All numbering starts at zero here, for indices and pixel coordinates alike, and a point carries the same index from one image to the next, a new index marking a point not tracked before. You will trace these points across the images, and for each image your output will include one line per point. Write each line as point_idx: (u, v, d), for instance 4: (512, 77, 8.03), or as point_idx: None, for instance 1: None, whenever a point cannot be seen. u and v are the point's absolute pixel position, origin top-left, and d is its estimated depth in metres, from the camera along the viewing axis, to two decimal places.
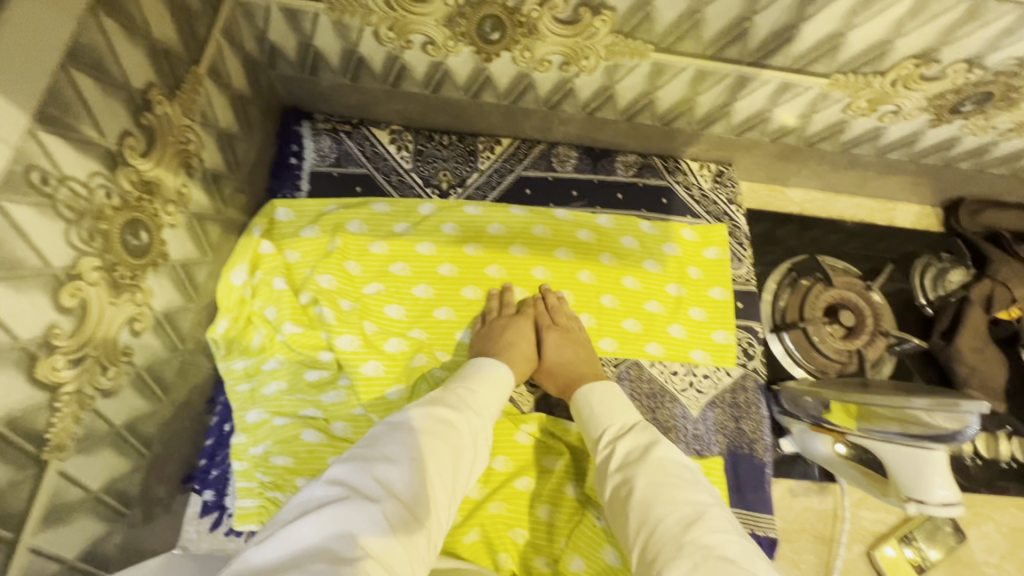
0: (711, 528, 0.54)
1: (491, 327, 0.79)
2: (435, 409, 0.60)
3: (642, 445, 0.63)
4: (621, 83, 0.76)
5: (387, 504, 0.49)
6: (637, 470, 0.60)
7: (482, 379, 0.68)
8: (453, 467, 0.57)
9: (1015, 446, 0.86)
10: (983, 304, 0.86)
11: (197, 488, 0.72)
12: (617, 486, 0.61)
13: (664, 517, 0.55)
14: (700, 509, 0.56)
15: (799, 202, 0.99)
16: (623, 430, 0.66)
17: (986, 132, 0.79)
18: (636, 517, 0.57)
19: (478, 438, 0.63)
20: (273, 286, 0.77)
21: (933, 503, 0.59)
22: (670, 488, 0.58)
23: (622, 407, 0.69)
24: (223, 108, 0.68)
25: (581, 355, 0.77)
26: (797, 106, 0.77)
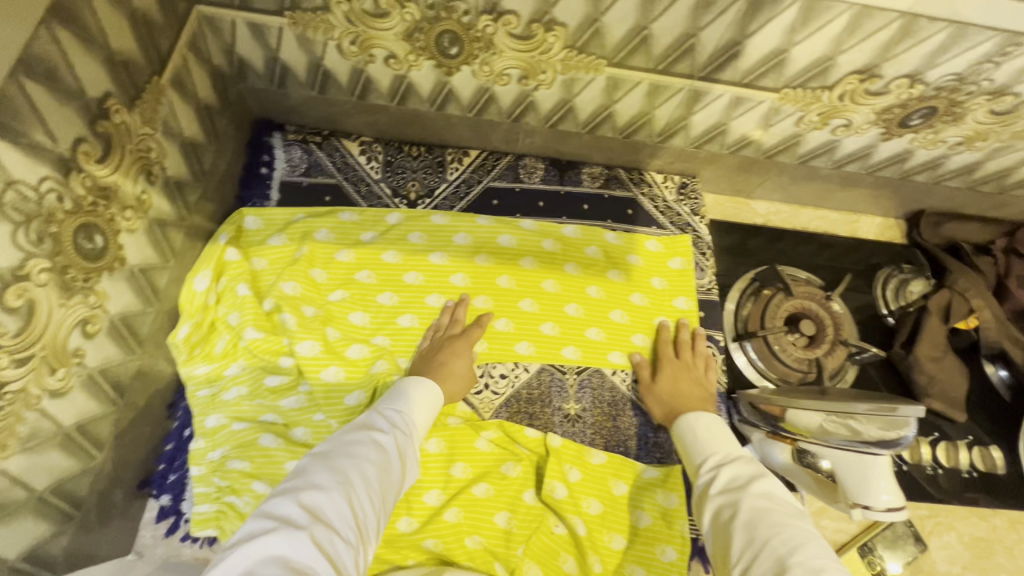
0: (816, 554, 0.48)
1: (432, 345, 0.79)
2: (363, 433, 0.59)
3: (747, 474, 0.59)
4: (579, 97, 0.78)
5: (317, 529, 0.47)
6: (745, 495, 0.55)
7: (413, 398, 0.68)
8: (385, 486, 0.55)
9: (975, 455, 0.86)
10: (942, 315, 0.87)
11: (154, 492, 0.71)
12: (718, 510, 0.56)
13: (769, 539, 0.50)
14: (807, 535, 0.50)
15: (764, 213, 1.01)
16: (731, 458, 0.62)
17: (937, 146, 0.81)
18: (741, 540, 0.52)
19: (411, 455, 0.61)
20: (237, 291, 0.77)
21: (881, 508, 0.60)
22: (773, 512, 0.53)
23: (728, 438, 0.65)
24: (187, 118, 0.70)
25: (698, 390, 0.78)
26: (752, 119, 0.80)
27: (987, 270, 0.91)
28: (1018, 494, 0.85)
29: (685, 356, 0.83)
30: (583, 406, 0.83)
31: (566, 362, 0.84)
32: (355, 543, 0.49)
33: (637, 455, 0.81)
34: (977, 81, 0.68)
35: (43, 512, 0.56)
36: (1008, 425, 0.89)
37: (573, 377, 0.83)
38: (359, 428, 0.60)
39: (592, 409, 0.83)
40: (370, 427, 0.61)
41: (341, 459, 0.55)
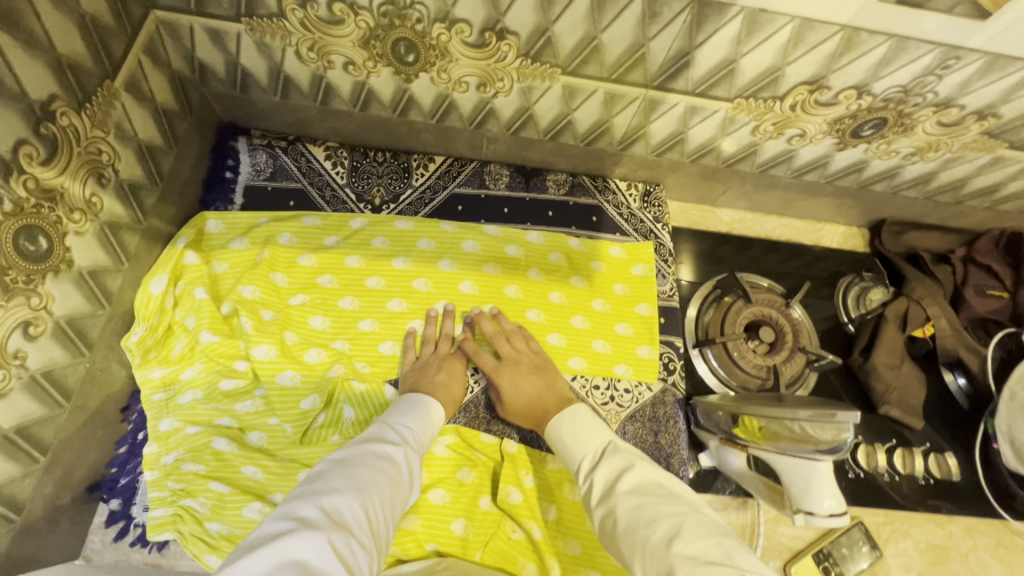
0: (690, 531, 0.52)
1: (425, 361, 0.80)
2: (374, 445, 0.60)
3: (617, 470, 0.61)
4: (538, 105, 0.79)
5: (339, 534, 0.47)
6: (617, 496, 0.58)
7: (418, 413, 0.69)
8: (391, 500, 0.56)
9: (931, 462, 0.87)
10: (899, 323, 0.89)
11: (104, 497, 0.71)
12: (605, 519, 0.59)
13: (645, 538, 0.53)
14: (678, 516, 0.54)
15: (729, 221, 1.02)
16: (600, 456, 0.64)
17: (891, 156, 0.83)
18: (626, 545, 0.54)
19: (414, 476, 0.62)
20: (194, 295, 0.77)
21: (822, 513, 0.59)
22: (645, 505, 0.56)
23: (588, 433, 0.67)
24: (143, 122, 0.70)
25: (539, 382, 0.77)
26: (708, 128, 0.81)
27: (944, 280, 0.92)
28: (972, 500, 0.86)
29: (508, 351, 0.81)
30: None
31: None
32: (369, 554, 0.49)
33: None
34: (922, 94, 0.69)
35: None
36: (964, 432, 0.90)
37: None
38: (371, 442, 0.61)
39: None
40: (381, 441, 0.61)
41: (358, 470, 0.55)
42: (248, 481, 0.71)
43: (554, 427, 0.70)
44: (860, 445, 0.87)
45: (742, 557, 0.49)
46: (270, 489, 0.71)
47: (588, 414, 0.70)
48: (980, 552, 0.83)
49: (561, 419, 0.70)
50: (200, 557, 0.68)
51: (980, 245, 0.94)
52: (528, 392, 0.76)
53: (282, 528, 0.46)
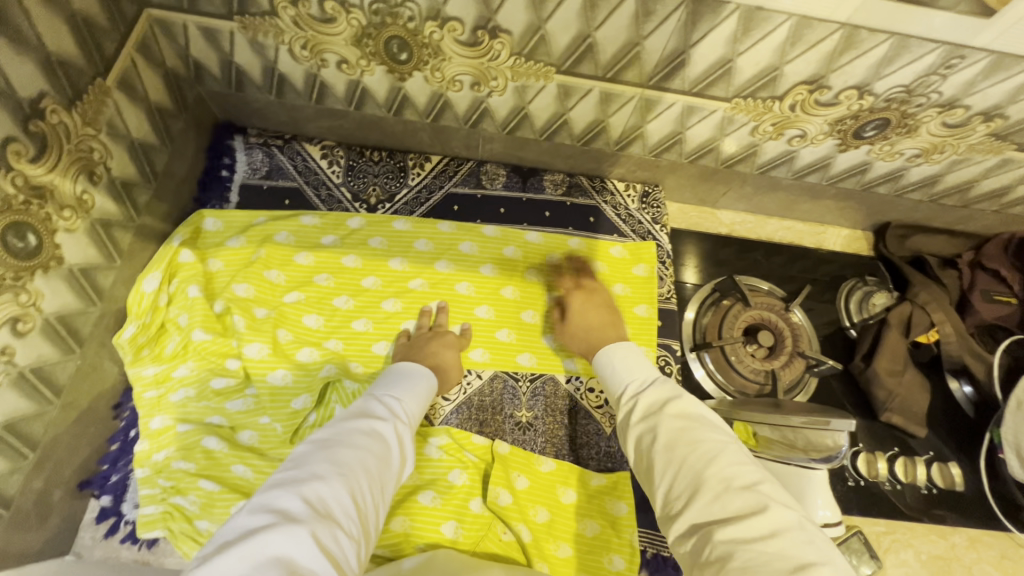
0: (730, 460, 0.50)
1: (418, 340, 0.79)
2: (360, 424, 0.58)
3: (665, 397, 0.59)
4: (533, 104, 0.78)
5: (323, 525, 0.45)
6: (662, 418, 0.56)
7: (403, 390, 0.67)
8: (380, 482, 0.54)
9: (933, 471, 0.85)
10: (902, 328, 0.86)
11: (95, 493, 0.71)
12: (640, 438, 0.57)
13: (685, 458, 0.51)
14: (723, 443, 0.52)
15: (729, 223, 1.00)
16: (647, 386, 0.62)
17: (895, 158, 0.81)
18: (661, 460, 0.53)
19: (405, 448, 0.61)
20: (188, 293, 0.77)
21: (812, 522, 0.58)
22: (690, 430, 0.53)
23: (643, 365, 0.66)
24: (136, 119, 0.70)
25: (603, 312, 0.79)
26: (706, 128, 0.79)
27: (950, 285, 0.91)
28: (978, 511, 0.83)
29: (589, 288, 0.84)
30: (535, 413, 0.81)
31: (520, 369, 0.83)
32: (356, 542, 0.48)
33: (588, 463, 0.80)
34: (926, 94, 0.67)
35: None
36: (970, 441, 0.87)
37: (526, 384, 0.83)
38: (356, 419, 0.59)
39: (544, 417, 0.81)
40: (367, 419, 0.60)
41: (341, 451, 0.53)
42: (238, 480, 0.71)
43: (604, 355, 0.70)
44: (861, 452, 0.85)
45: (777, 491, 0.48)
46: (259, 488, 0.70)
47: (640, 352, 0.69)
48: (984, 563, 0.81)
49: (612, 348, 0.70)
50: (189, 555, 0.68)
51: (989, 249, 0.91)
52: (587, 316, 0.80)
53: (259, 524, 0.44)
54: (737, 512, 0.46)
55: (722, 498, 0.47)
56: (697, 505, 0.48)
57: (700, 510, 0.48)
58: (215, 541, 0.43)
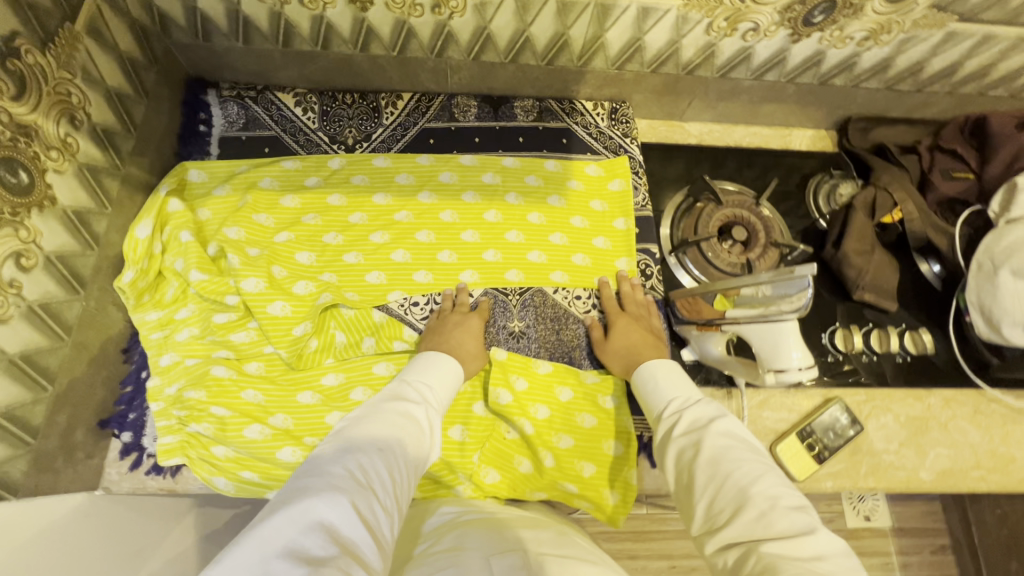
0: (775, 483, 0.54)
1: (439, 322, 0.80)
2: (396, 406, 0.63)
3: (706, 416, 0.63)
4: (494, 23, 0.81)
5: (362, 496, 0.50)
6: (706, 435, 0.59)
7: (436, 373, 0.71)
8: (412, 460, 0.59)
9: (906, 340, 0.91)
10: (867, 211, 0.91)
11: (116, 431, 0.74)
12: (681, 452, 0.60)
13: (731, 473, 0.55)
14: (767, 467, 0.56)
15: (697, 134, 1.03)
16: (691, 403, 0.65)
17: (846, 44, 0.84)
18: (704, 476, 0.56)
19: (434, 433, 0.65)
20: (180, 239, 0.79)
21: (793, 368, 0.65)
22: (734, 450, 0.57)
23: (683, 384, 0.70)
24: (109, 69, 0.72)
25: (648, 338, 0.79)
26: (663, 31, 0.82)
27: (911, 167, 0.95)
28: (948, 373, 0.89)
29: (631, 309, 0.83)
30: (526, 322, 0.85)
31: (509, 285, 0.86)
32: (390, 514, 0.52)
33: (582, 362, 0.84)
34: None
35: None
36: (937, 311, 0.93)
37: (516, 298, 0.86)
38: (392, 402, 0.63)
39: (535, 325, 0.85)
40: (400, 404, 0.64)
41: (378, 430, 0.58)
42: (248, 405, 0.75)
43: (647, 372, 0.73)
44: (838, 329, 0.90)
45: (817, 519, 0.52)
46: (270, 411, 0.76)
47: (683, 375, 0.72)
48: (959, 420, 0.86)
49: (648, 368, 0.74)
50: (207, 479, 0.73)
51: (946, 134, 0.95)
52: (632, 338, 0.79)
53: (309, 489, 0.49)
54: (784, 530, 0.49)
55: (769, 515, 0.50)
56: (742, 519, 0.51)
57: (746, 526, 0.50)
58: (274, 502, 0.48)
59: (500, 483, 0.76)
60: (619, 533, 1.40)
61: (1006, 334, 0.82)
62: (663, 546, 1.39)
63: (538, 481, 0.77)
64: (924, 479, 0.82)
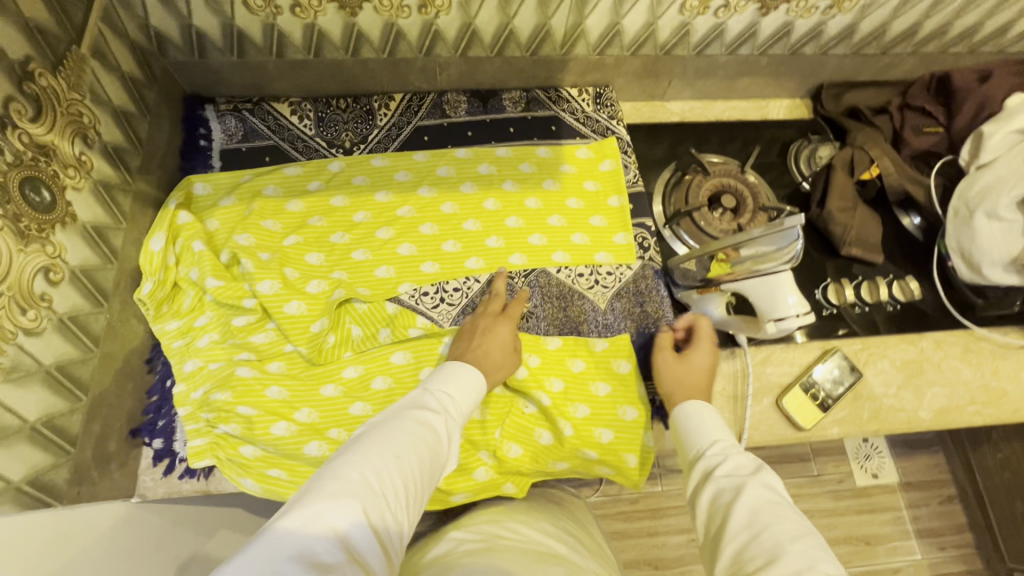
0: (816, 547, 0.50)
1: (472, 323, 0.81)
2: (416, 412, 0.61)
3: (749, 465, 0.61)
4: (478, 18, 0.84)
5: (373, 506, 0.49)
6: (749, 481, 0.58)
7: (458, 380, 0.69)
8: (428, 469, 0.57)
9: (893, 289, 0.95)
10: (847, 169, 0.95)
11: (147, 439, 0.76)
12: (718, 494, 0.59)
13: (770, 525, 0.52)
14: (812, 531, 0.52)
15: (679, 112, 1.07)
16: (734, 448, 0.64)
17: (812, 13, 0.89)
18: (740, 521, 0.54)
19: (453, 441, 0.63)
20: (193, 249, 0.82)
21: (794, 313, 0.72)
22: (778, 505, 0.55)
23: (725, 429, 0.67)
24: (114, 90, 0.75)
25: (703, 379, 0.75)
26: (640, 14, 0.86)
27: (884, 126, 1.00)
28: (936, 318, 0.94)
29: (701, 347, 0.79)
30: (534, 302, 0.88)
31: (513, 268, 0.90)
32: (398, 523, 0.51)
33: (591, 334, 0.87)
34: None
35: (39, 444, 0.62)
36: (921, 259, 0.98)
37: (521, 280, 0.89)
38: (412, 408, 0.62)
39: (543, 304, 0.88)
40: (421, 409, 0.62)
41: (396, 435, 0.57)
42: (272, 402, 0.78)
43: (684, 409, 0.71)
44: (830, 284, 0.95)
45: None
46: (294, 406, 0.78)
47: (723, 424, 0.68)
48: (951, 360, 0.91)
49: (688, 406, 0.71)
50: (236, 480, 0.74)
51: (914, 91, 1.00)
52: (699, 364, 0.77)
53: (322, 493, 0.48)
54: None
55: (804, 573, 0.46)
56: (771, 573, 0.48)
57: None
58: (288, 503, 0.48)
59: (522, 456, 0.80)
60: (636, 511, 1.43)
61: (987, 275, 0.87)
62: (682, 520, 1.42)
63: (559, 452, 0.81)
64: (924, 418, 0.87)
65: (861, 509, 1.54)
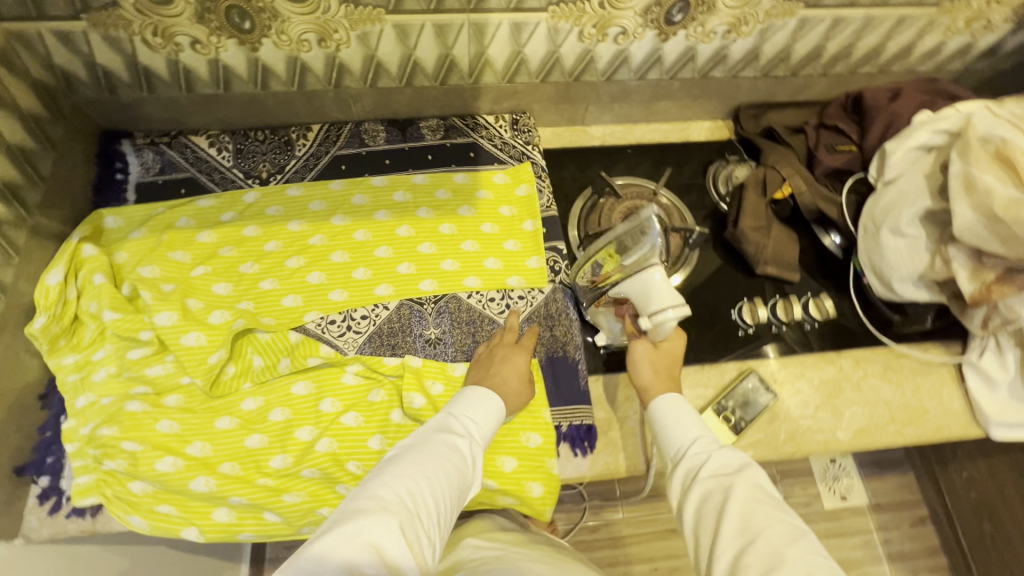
0: (808, 550, 0.54)
1: (491, 352, 0.81)
2: (445, 436, 0.64)
3: (731, 463, 0.63)
4: (380, 50, 0.86)
5: (408, 524, 0.53)
6: (737, 481, 0.60)
7: (483, 406, 0.70)
8: (456, 492, 0.60)
9: (809, 307, 0.94)
10: (760, 189, 0.96)
11: (34, 476, 0.75)
12: (706, 497, 0.61)
13: (763, 530, 0.55)
14: (799, 531, 0.55)
15: (601, 136, 1.08)
16: (715, 445, 0.66)
17: (712, 38, 0.91)
18: (734, 526, 0.56)
19: (478, 466, 0.66)
20: (94, 282, 0.82)
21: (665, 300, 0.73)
22: (765, 506, 0.58)
23: (694, 423, 0.69)
24: (10, 128, 0.77)
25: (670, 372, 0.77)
26: (540, 42, 0.88)
27: (797, 145, 1.01)
28: (857, 335, 0.92)
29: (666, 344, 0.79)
30: (442, 329, 0.87)
31: (423, 294, 0.89)
32: (430, 542, 0.54)
33: None
34: None
35: None
36: (840, 276, 0.97)
37: (431, 305, 0.89)
38: (441, 432, 0.65)
39: (452, 330, 0.87)
40: (449, 433, 0.65)
41: (426, 458, 0.60)
42: (163, 436, 0.76)
43: (656, 404, 0.72)
44: (744, 304, 0.93)
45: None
46: (186, 441, 0.77)
47: (693, 413, 0.70)
48: (871, 378, 0.89)
49: (663, 401, 0.72)
50: (123, 518, 0.73)
51: (830, 111, 1.02)
52: (668, 352, 0.79)
53: (362, 508, 0.53)
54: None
55: None
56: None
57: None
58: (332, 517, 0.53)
59: None
60: (597, 541, 1.37)
61: (900, 291, 0.85)
62: (642, 548, 1.37)
63: None
64: (841, 439, 0.85)
65: (830, 533, 1.49)
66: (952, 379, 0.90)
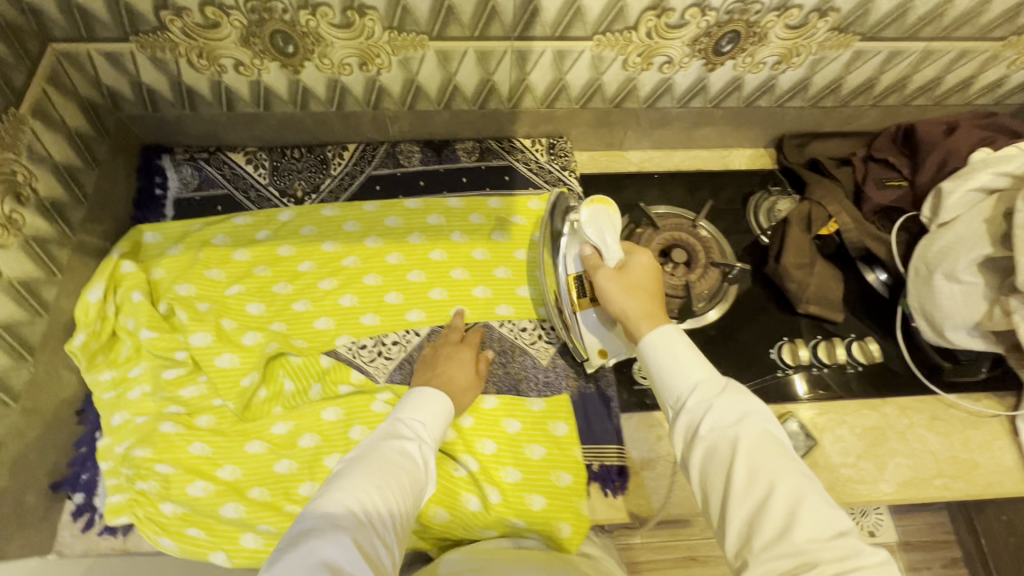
0: (821, 499, 0.49)
1: (435, 351, 0.82)
2: (392, 443, 0.63)
3: (736, 411, 0.55)
4: (420, 75, 0.85)
5: (361, 535, 0.51)
6: (743, 435, 0.53)
7: (429, 409, 0.70)
8: (410, 497, 0.59)
9: (852, 348, 0.90)
10: (804, 225, 0.92)
11: (69, 492, 0.76)
12: (711, 453, 0.54)
13: (775, 488, 0.50)
14: (809, 480, 0.51)
15: (638, 162, 1.06)
16: (717, 387, 0.57)
17: (761, 68, 0.88)
18: (745, 487, 0.51)
19: (430, 468, 0.65)
20: (132, 299, 0.83)
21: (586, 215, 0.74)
22: (775, 457, 0.52)
23: (692, 362, 0.59)
24: (58, 148, 0.78)
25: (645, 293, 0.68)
26: (582, 69, 0.85)
27: (844, 179, 0.97)
28: (902, 382, 0.89)
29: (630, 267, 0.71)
30: None
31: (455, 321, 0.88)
32: (389, 550, 0.53)
33: (527, 391, 0.85)
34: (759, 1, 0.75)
35: None
36: (886, 317, 0.93)
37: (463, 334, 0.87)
38: (387, 440, 0.64)
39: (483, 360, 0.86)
40: (396, 439, 0.64)
41: (376, 467, 0.59)
42: (194, 459, 0.77)
43: (648, 341, 0.63)
44: (784, 344, 0.90)
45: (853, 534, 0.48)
46: (216, 463, 0.77)
47: (692, 345, 0.61)
48: (917, 428, 0.85)
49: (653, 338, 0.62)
50: (155, 540, 0.73)
51: (878, 143, 0.99)
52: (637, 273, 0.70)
53: (311, 529, 0.51)
54: (833, 556, 0.45)
55: (819, 544, 0.46)
56: (790, 544, 0.46)
57: (789, 549, 0.46)
58: (283, 542, 0.51)
59: (449, 522, 0.77)
60: None
61: (952, 338, 0.83)
62: None
63: (487, 519, 0.77)
64: (886, 491, 0.80)
65: None
66: (1005, 433, 0.85)
